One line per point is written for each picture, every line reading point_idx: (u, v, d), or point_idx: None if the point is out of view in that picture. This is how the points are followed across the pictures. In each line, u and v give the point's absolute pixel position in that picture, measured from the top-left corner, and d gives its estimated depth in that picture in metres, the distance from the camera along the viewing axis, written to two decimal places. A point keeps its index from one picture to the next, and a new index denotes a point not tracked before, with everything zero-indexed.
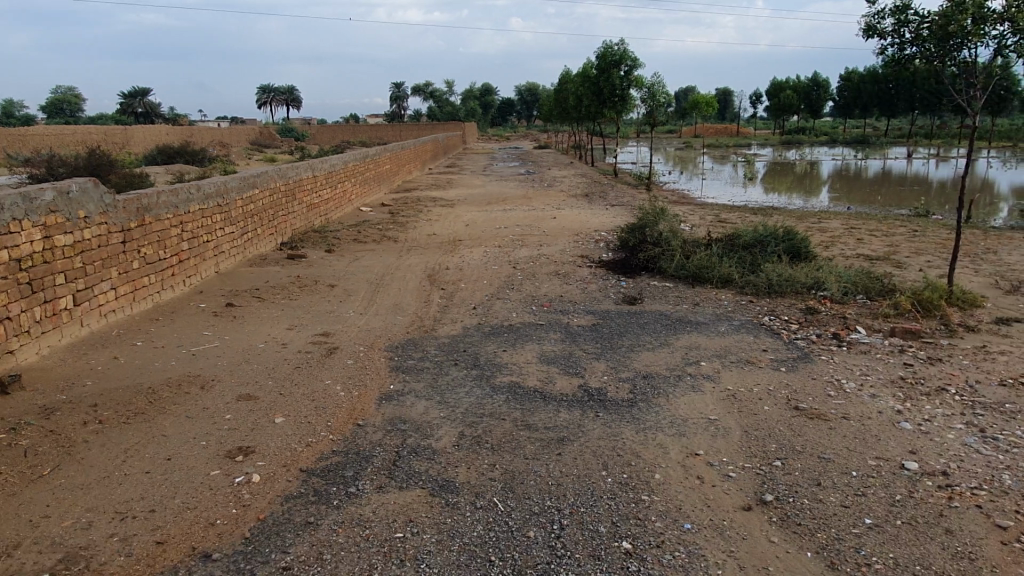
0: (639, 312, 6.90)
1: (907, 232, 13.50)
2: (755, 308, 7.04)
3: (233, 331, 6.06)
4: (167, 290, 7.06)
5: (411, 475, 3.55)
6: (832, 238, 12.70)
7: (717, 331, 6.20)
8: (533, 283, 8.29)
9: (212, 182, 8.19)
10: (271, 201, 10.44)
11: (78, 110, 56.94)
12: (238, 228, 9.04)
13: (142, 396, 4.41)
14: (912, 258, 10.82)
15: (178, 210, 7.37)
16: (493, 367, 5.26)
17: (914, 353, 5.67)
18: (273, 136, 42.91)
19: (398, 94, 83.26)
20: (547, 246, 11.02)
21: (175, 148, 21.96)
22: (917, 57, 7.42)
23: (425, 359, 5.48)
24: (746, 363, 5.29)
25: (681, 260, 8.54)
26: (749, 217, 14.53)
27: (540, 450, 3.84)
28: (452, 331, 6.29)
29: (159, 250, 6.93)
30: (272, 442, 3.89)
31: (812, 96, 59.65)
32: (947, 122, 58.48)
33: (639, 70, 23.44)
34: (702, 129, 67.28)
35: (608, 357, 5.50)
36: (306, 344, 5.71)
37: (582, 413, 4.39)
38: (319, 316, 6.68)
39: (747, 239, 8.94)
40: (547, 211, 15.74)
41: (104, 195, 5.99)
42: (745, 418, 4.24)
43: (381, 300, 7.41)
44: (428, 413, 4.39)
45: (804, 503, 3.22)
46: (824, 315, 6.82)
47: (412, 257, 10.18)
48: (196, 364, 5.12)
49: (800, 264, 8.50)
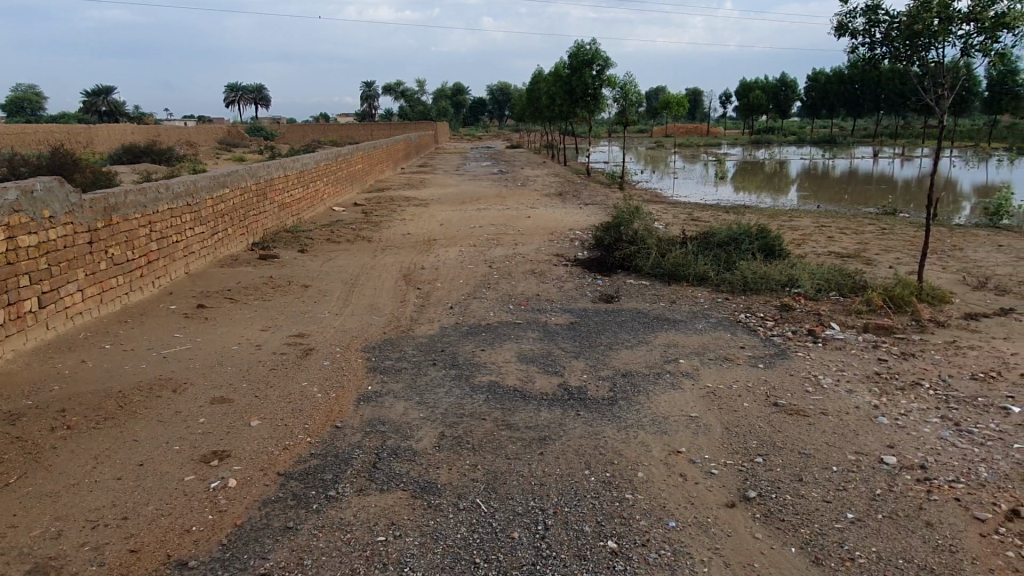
0: (616, 310, 6.90)
1: (875, 230, 13.72)
2: (731, 305, 7.09)
3: (206, 333, 5.93)
4: (136, 292, 6.90)
5: (393, 477, 3.50)
6: (803, 235, 12.85)
7: (694, 328, 6.22)
8: (509, 282, 8.26)
9: (181, 181, 8.03)
10: (242, 200, 10.27)
11: (40, 109, 55.59)
12: (209, 228, 8.88)
13: (112, 400, 4.29)
14: (881, 255, 11.01)
15: (146, 210, 7.21)
16: (472, 366, 5.22)
17: (888, 349, 5.74)
18: (242, 135, 42.34)
19: (368, 94, 82.70)
20: (522, 245, 11.00)
21: (140, 147, 21.51)
22: (886, 57, 7.53)
23: (402, 359, 5.42)
24: (724, 360, 5.32)
25: (657, 258, 8.58)
26: (722, 215, 14.64)
27: (522, 450, 3.81)
28: (429, 331, 6.23)
29: (127, 250, 6.77)
30: (248, 445, 3.81)
31: (781, 96, 60.47)
32: (910, 122, 59.64)
33: (611, 70, 23.51)
34: (672, 129, 67.83)
35: (587, 355, 5.49)
36: (281, 345, 5.62)
37: (562, 411, 4.36)
38: (293, 316, 6.59)
39: (722, 236, 9.00)
40: (521, 210, 15.72)
41: (69, 194, 5.83)
42: (725, 415, 4.25)
43: (357, 300, 7.32)
44: (408, 413, 4.34)
45: (787, 499, 3.23)
46: (798, 312, 6.89)
47: (387, 257, 10.08)
48: (168, 366, 5.00)
49: (773, 262, 8.58)
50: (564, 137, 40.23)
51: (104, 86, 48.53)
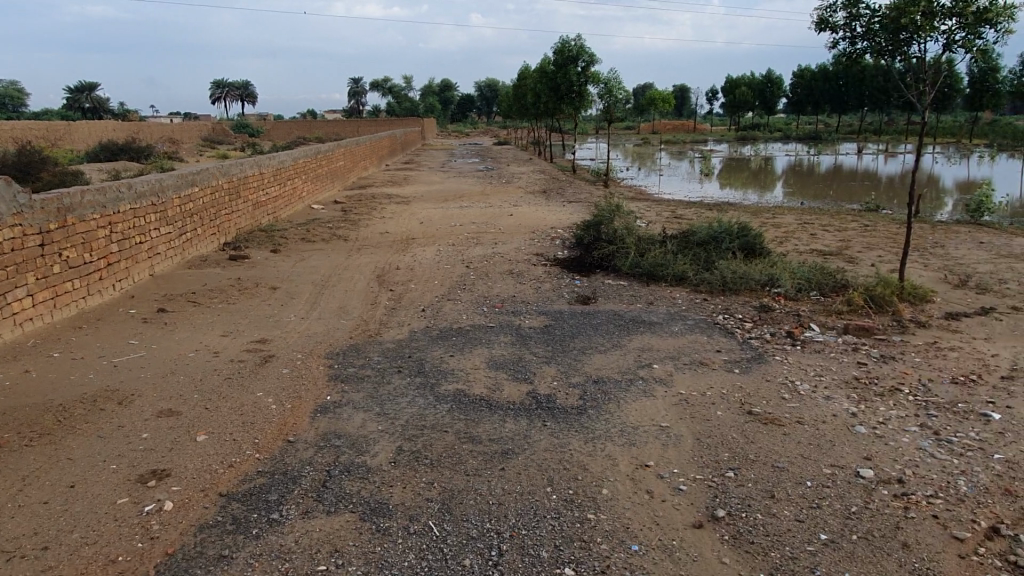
0: (592, 312, 6.71)
1: (859, 227, 13.63)
2: (709, 306, 6.92)
3: (163, 339, 5.70)
4: (94, 296, 6.65)
5: (341, 497, 3.29)
6: (786, 233, 12.72)
7: (671, 331, 6.04)
8: (485, 282, 8.06)
9: (144, 180, 7.77)
10: (213, 199, 10.01)
11: (21, 105, 54.85)
12: (176, 228, 8.61)
13: (51, 414, 4.06)
14: (864, 253, 10.90)
15: (106, 210, 6.95)
16: (438, 374, 5.01)
17: (868, 351, 5.59)
18: (226, 132, 41.88)
19: (356, 90, 82.22)
20: (502, 244, 10.81)
21: (119, 144, 21.16)
22: (868, 51, 7.39)
23: (367, 366, 5.21)
24: (700, 365, 5.14)
25: (636, 257, 8.40)
26: (706, 213, 14.50)
27: (482, 465, 3.61)
28: (398, 336, 6.02)
29: (84, 253, 6.52)
30: (190, 463, 3.59)
31: (767, 93, 60.58)
32: (895, 119, 59.87)
33: (596, 65, 23.32)
34: (660, 125, 67.84)
35: (559, 360, 5.29)
36: (240, 352, 5.38)
37: (528, 422, 4.17)
38: (257, 321, 6.35)
39: (702, 235, 8.83)
40: (504, 208, 15.53)
41: (17, 195, 5.58)
42: (697, 425, 4.06)
43: (326, 303, 7.10)
44: (366, 426, 4.13)
45: (758, 519, 3.05)
46: (778, 313, 6.73)
47: (362, 257, 9.85)
48: (117, 376, 4.77)
49: (755, 261, 8.43)
50: (550, 134, 40.05)
51: (86, 82, 47.96)
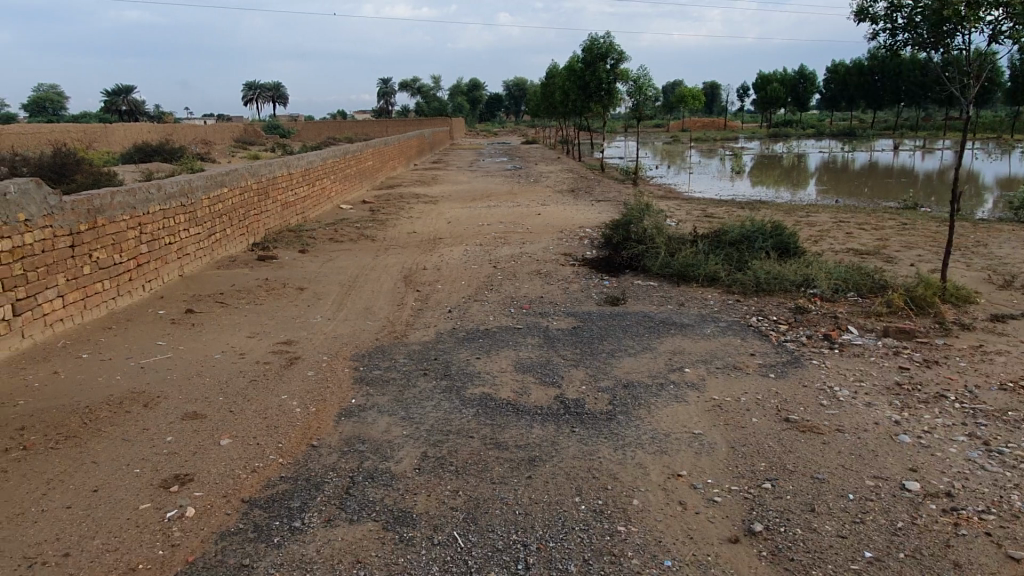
0: (622, 313, 6.58)
1: (896, 225, 13.26)
2: (743, 307, 6.74)
3: (190, 340, 5.70)
4: (124, 297, 6.69)
5: (364, 505, 3.22)
6: (820, 232, 12.43)
7: (703, 333, 5.88)
8: (513, 283, 7.97)
9: (174, 181, 7.81)
10: (242, 199, 10.06)
11: (60, 108, 56.06)
12: (205, 228, 8.66)
13: (77, 416, 4.05)
14: (902, 253, 10.58)
15: (136, 211, 6.99)
16: (464, 377, 4.92)
17: (910, 355, 5.37)
18: (258, 132, 42.38)
19: (385, 90, 82.74)
20: (530, 243, 10.70)
21: (153, 146, 21.46)
22: (908, 44, 7.15)
23: (392, 369, 5.15)
24: (733, 369, 4.98)
25: (667, 257, 8.24)
26: (737, 212, 14.24)
27: (508, 473, 3.51)
28: (424, 337, 5.95)
29: (114, 254, 6.56)
30: (213, 468, 3.55)
31: (799, 89, 59.62)
32: (932, 115, 58.52)
33: (625, 63, 23.10)
34: (690, 123, 67.16)
35: (587, 363, 5.17)
36: (266, 353, 5.36)
37: (556, 428, 4.06)
38: (283, 322, 6.34)
39: (734, 234, 8.64)
40: (532, 208, 15.42)
41: (48, 197, 5.62)
42: (731, 432, 3.92)
43: (353, 304, 7.07)
44: (390, 430, 4.05)
45: (797, 534, 2.91)
46: (814, 314, 6.53)
47: (389, 257, 9.82)
48: (143, 378, 4.76)
49: (789, 261, 8.21)
50: (579, 133, 39.84)
51: (122, 85, 48.82)
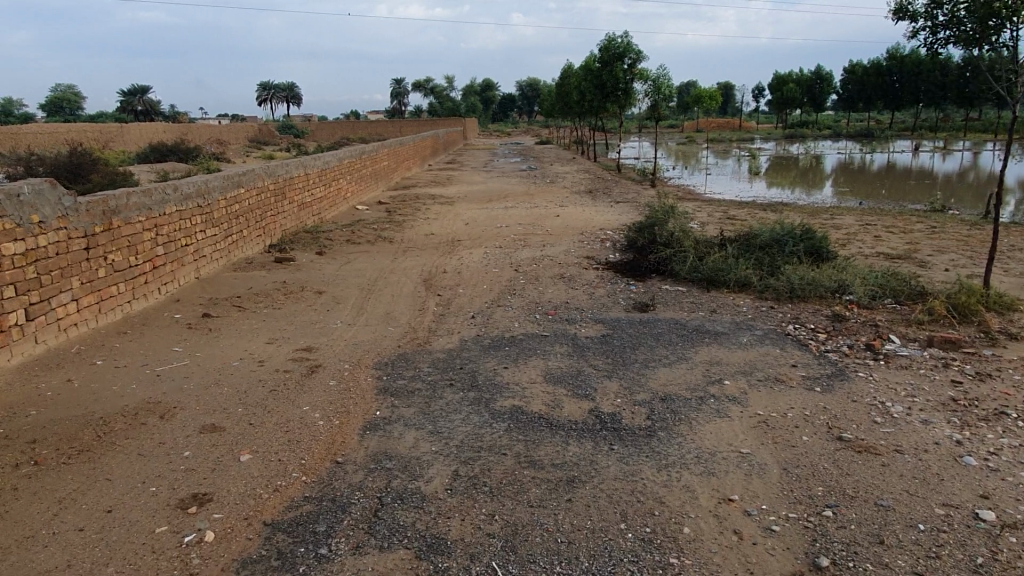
0: (652, 320, 6.33)
1: (925, 228, 12.92)
2: (777, 315, 6.48)
3: (207, 346, 5.51)
4: (139, 300, 6.53)
5: (395, 530, 3.00)
6: (847, 235, 12.12)
7: (739, 342, 5.63)
8: (536, 287, 7.74)
9: (190, 182, 7.64)
10: (259, 200, 9.89)
11: (77, 108, 56.29)
12: (221, 230, 8.49)
13: (90, 429, 3.86)
14: (935, 257, 10.26)
15: (152, 212, 6.82)
16: (492, 388, 4.70)
17: (961, 367, 5.10)
18: (272, 132, 42.37)
19: (398, 91, 82.73)
20: (550, 246, 10.47)
21: (168, 145, 21.39)
22: (951, 41, 6.88)
23: (417, 378, 4.93)
24: (776, 382, 4.73)
25: (695, 261, 7.98)
26: (760, 214, 13.95)
27: (547, 495, 3.29)
28: (448, 345, 5.73)
29: (129, 256, 6.39)
30: (233, 487, 3.34)
31: (815, 90, 59.06)
32: (951, 116, 57.76)
33: (643, 62, 22.83)
34: (705, 124, 66.68)
35: (620, 374, 4.94)
36: (286, 361, 5.16)
37: (594, 445, 3.83)
38: (302, 327, 6.14)
39: (764, 238, 8.36)
40: (550, 209, 15.19)
41: (63, 198, 5.45)
42: (781, 452, 3.67)
43: (372, 309, 6.87)
44: (418, 446, 3.84)
45: (867, 570, 2.66)
46: (853, 323, 6.26)
47: (408, 260, 9.62)
48: (159, 387, 4.57)
49: (822, 266, 7.93)
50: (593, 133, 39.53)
51: (138, 85, 48.95)
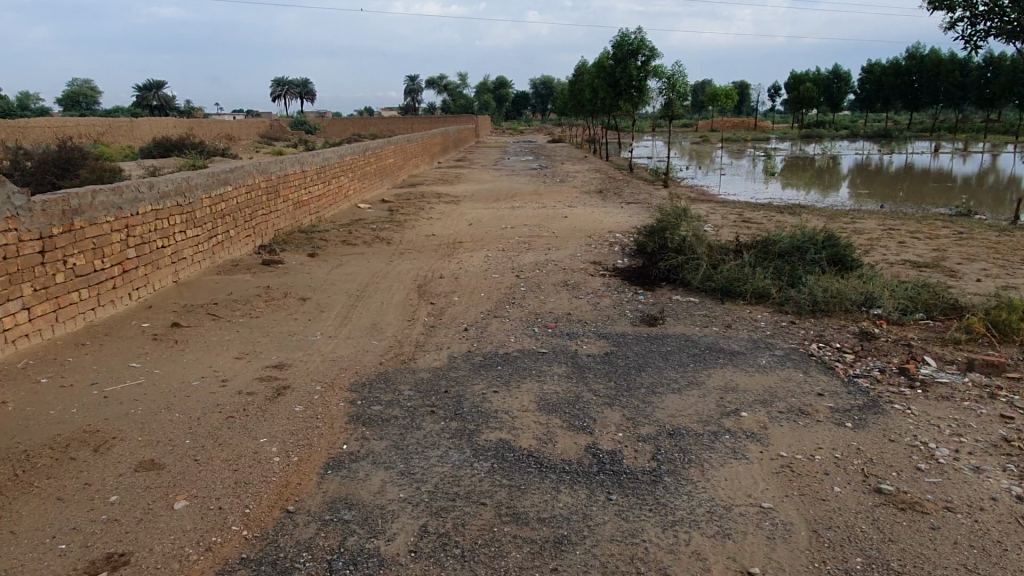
0: (661, 336, 5.77)
1: (953, 234, 12.27)
2: (800, 332, 5.90)
3: (169, 362, 5.02)
4: (106, 308, 6.05)
5: None
6: (871, 241, 11.49)
7: (756, 364, 5.05)
8: (538, 296, 7.20)
9: (168, 179, 7.15)
10: (248, 199, 9.40)
11: (94, 102, 56.33)
12: (204, 231, 8.00)
13: (9, 467, 3.37)
14: (965, 265, 9.62)
15: (122, 212, 6.33)
16: (479, 418, 4.15)
17: (1011, 397, 4.51)
18: (283, 128, 42.06)
19: (410, 88, 82.41)
20: (556, 250, 9.93)
21: (173, 140, 21.00)
22: (993, 33, 6.23)
23: (395, 403, 4.40)
24: (800, 414, 4.17)
25: (708, 270, 7.40)
26: (777, 217, 13.32)
27: (530, 562, 2.75)
28: (434, 363, 5.19)
29: (95, 259, 5.91)
30: (158, 545, 2.84)
31: (833, 90, 58.09)
32: (970, 117, 56.68)
33: (657, 60, 22.20)
34: (720, 122, 65.84)
35: (624, 402, 4.39)
36: (252, 382, 4.64)
37: (589, 493, 3.28)
38: (278, 340, 5.63)
39: (784, 244, 7.76)
40: (558, 209, 14.62)
41: (13, 196, 4.98)
42: (810, 508, 3.10)
43: (358, 319, 6.34)
44: (386, 491, 3.31)
45: None
46: (883, 342, 5.67)
47: (404, 263, 9.11)
48: (103, 411, 4.09)
49: (846, 276, 7.34)
50: (606, 132, 38.87)
51: (154, 80, 48.81)
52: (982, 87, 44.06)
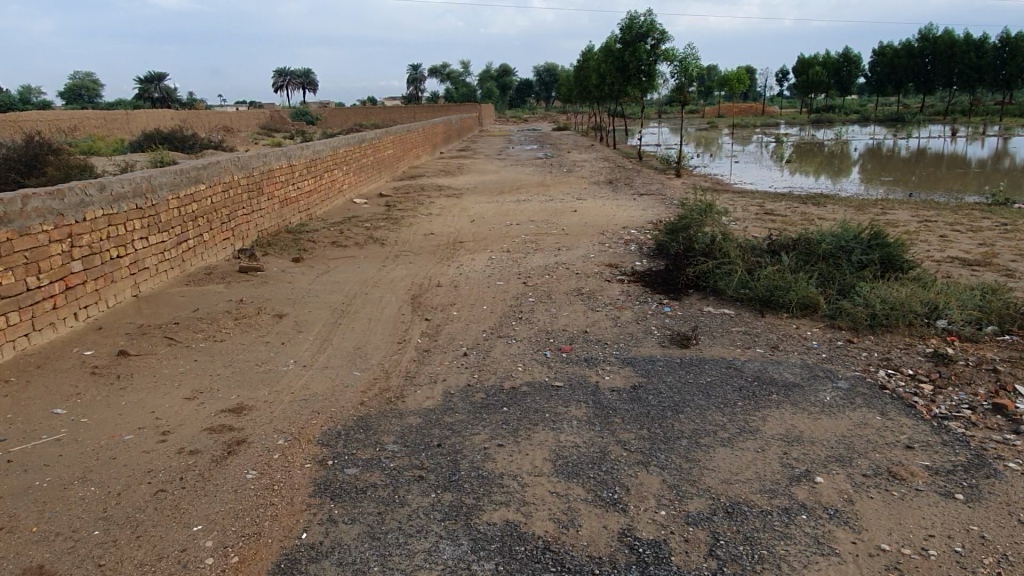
0: (697, 362, 4.85)
1: (995, 226, 11.23)
2: (861, 354, 4.97)
3: (103, 405, 4.11)
4: (42, 333, 5.15)
5: None
6: (908, 234, 10.48)
7: (818, 402, 4.14)
8: (549, 308, 6.28)
9: (122, 179, 6.23)
10: (225, 197, 8.47)
11: (97, 95, 55.51)
12: (170, 235, 7.08)
13: None
14: (1020, 263, 8.64)
15: (64, 218, 5.42)
16: (480, 488, 3.25)
17: None
18: (283, 119, 41.07)
19: (413, 76, 81.17)
20: (567, 250, 9.01)
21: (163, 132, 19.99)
22: None
23: (376, 464, 3.48)
24: (891, 478, 3.26)
25: (744, 276, 6.47)
26: (802, 209, 12.35)
27: None
28: (426, 402, 4.28)
29: (28, 276, 4.99)
30: None
31: (843, 72, 56.50)
32: (981, 100, 55.20)
33: (668, 43, 21.10)
34: (727, 108, 64.56)
35: (665, 461, 3.47)
36: (199, 435, 3.74)
37: None
38: (241, 372, 4.72)
39: (828, 245, 6.82)
40: (567, 202, 13.65)
41: None
42: None
43: (341, 342, 5.44)
44: None
45: None
46: (964, 365, 4.72)
47: (398, 268, 8.20)
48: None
49: (901, 282, 6.38)
50: (613, 119, 37.68)
51: (157, 72, 47.76)
52: (997, 68, 42.54)
